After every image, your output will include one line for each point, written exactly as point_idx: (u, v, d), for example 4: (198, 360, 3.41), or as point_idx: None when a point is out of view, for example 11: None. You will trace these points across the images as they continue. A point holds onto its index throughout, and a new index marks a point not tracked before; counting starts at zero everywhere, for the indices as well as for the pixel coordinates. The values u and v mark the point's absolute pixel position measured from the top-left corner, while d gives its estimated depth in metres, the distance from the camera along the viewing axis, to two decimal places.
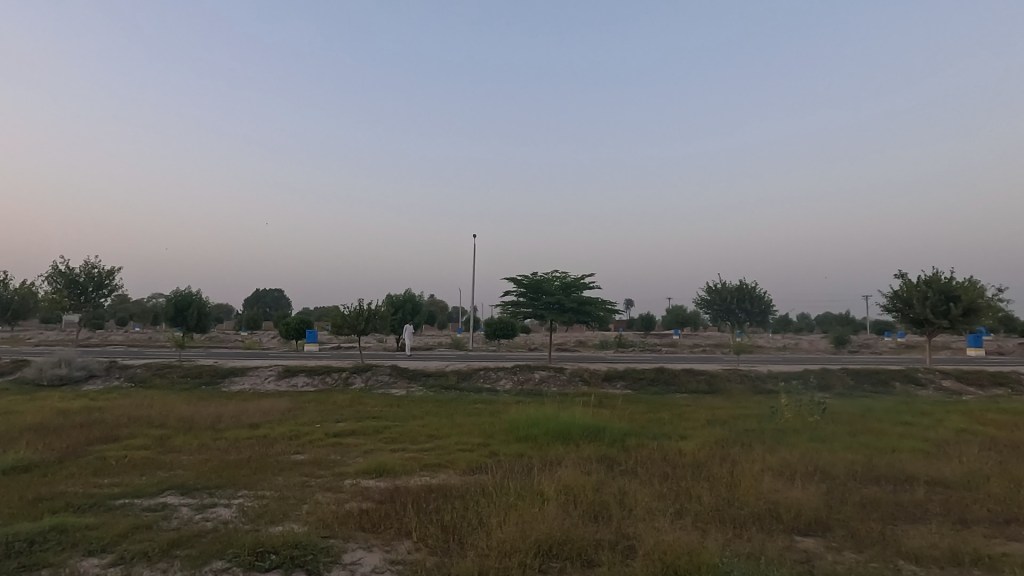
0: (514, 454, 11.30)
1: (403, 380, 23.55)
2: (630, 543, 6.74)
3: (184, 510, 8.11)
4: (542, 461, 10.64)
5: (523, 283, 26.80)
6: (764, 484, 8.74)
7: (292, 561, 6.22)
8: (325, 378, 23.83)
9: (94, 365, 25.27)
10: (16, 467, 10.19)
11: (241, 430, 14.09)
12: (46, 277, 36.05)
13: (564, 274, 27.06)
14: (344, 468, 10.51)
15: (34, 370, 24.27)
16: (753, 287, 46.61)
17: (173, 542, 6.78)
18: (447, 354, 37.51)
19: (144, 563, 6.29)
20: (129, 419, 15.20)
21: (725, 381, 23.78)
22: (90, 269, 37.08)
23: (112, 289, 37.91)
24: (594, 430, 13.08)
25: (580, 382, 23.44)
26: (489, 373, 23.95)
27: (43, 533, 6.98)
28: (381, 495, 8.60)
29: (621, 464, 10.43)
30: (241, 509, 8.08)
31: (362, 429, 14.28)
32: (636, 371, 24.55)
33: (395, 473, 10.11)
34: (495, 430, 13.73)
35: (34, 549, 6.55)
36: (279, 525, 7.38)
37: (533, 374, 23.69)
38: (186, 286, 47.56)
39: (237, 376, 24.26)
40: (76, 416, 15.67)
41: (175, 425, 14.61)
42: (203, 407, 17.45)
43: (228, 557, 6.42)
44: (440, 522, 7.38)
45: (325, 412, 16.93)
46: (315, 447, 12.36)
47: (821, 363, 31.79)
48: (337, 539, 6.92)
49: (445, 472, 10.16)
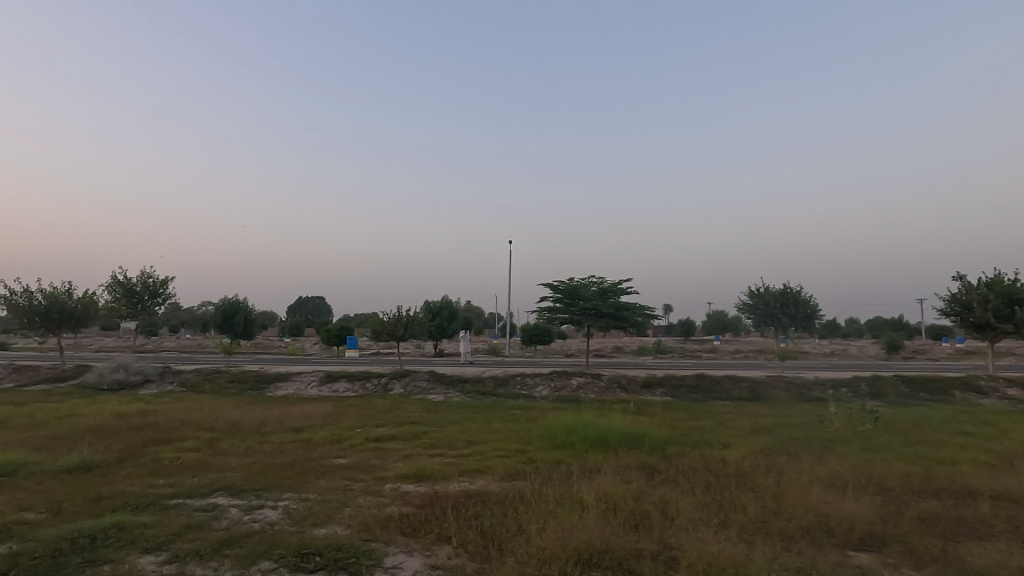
0: (552, 461, 11.23)
1: (441, 386, 23.75)
2: (672, 554, 6.58)
3: (232, 511, 8.39)
4: (580, 468, 10.52)
5: (560, 288, 26.66)
6: (814, 496, 8.40)
7: (336, 564, 6.36)
8: (365, 383, 24.25)
9: (149, 371, 26.53)
10: (79, 467, 10.78)
11: (285, 434, 14.50)
12: (105, 286, 37.95)
13: (601, 279, 26.81)
14: (384, 472, 10.68)
15: (96, 374, 25.66)
16: (798, 290, 44.88)
17: (223, 542, 7.03)
18: (487, 356, 43.79)
19: (196, 561, 6.54)
20: (181, 422, 15.87)
21: (770, 389, 22.98)
22: (145, 278, 38.98)
23: (166, 297, 39.79)
24: (632, 437, 12.89)
25: (618, 390, 23.10)
26: (526, 379, 23.90)
27: (103, 530, 7.33)
28: (420, 500, 8.68)
29: (661, 472, 10.23)
30: (287, 511, 8.30)
31: (402, 434, 14.46)
32: (675, 378, 24.05)
33: (435, 477, 10.21)
34: (533, 436, 13.70)
35: (96, 546, 6.90)
36: (323, 528, 7.56)
37: (570, 381, 23.49)
38: (232, 294, 49.27)
39: (281, 381, 25.01)
40: (132, 419, 16.40)
41: (224, 428, 15.16)
42: (249, 411, 18.02)
43: (274, 557, 6.59)
44: (480, 528, 7.39)
45: (365, 417, 17.25)
46: (356, 451, 12.63)
47: (848, 364, 34.93)
48: (379, 542, 7.02)
49: (484, 478, 10.20)
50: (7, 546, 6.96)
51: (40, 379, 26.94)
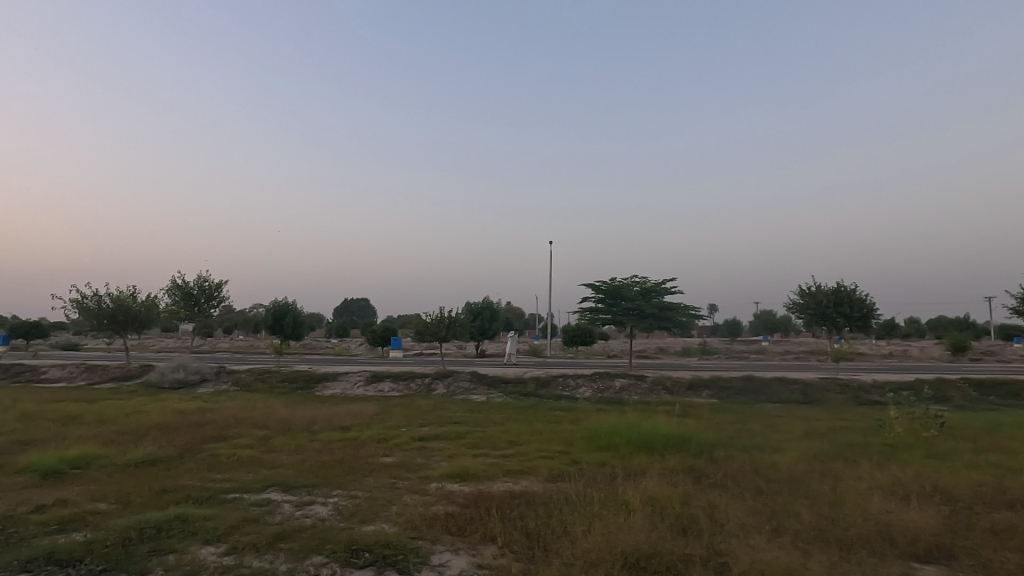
0: (596, 463, 11.13)
1: (483, 387, 23.90)
2: (723, 560, 6.40)
3: (285, 506, 8.70)
4: (625, 471, 10.38)
5: (602, 288, 26.39)
6: (874, 504, 8.02)
7: (384, 561, 6.49)
8: (409, 384, 24.66)
9: (206, 370, 27.80)
10: (144, 461, 11.41)
11: (333, 432, 14.92)
12: (166, 290, 40.01)
13: (644, 279, 26.40)
14: (429, 471, 10.83)
15: (158, 374, 27.09)
16: (854, 289, 42.94)
17: (277, 536, 7.27)
18: (530, 355, 44.25)
19: (252, 554, 6.80)
20: (237, 420, 16.56)
21: (824, 392, 22.05)
22: (202, 282, 40.87)
23: (221, 300, 41.62)
24: (678, 440, 12.64)
25: (662, 392, 22.67)
26: (568, 380, 23.78)
27: (168, 521, 7.72)
28: (465, 500, 8.76)
29: (709, 476, 9.97)
30: (337, 508, 8.53)
31: (446, 434, 14.63)
32: (722, 380, 23.41)
33: (479, 478, 10.27)
34: (576, 437, 13.62)
35: (161, 536, 7.27)
36: (371, 525, 7.73)
37: (613, 383, 23.23)
38: (282, 297, 51.04)
39: (329, 381, 25.73)
40: (191, 416, 17.21)
41: (276, 426, 15.74)
42: (299, 410, 18.61)
43: (326, 552, 6.79)
44: (525, 528, 7.39)
45: (410, 416, 17.54)
46: (402, 450, 12.86)
47: (910, 366, 33.14)
48: (425, 540, 7.12)
49: (528, 479, 10.19)
50: (83, 534, 7.43)
51: (109, 378, 28.64)
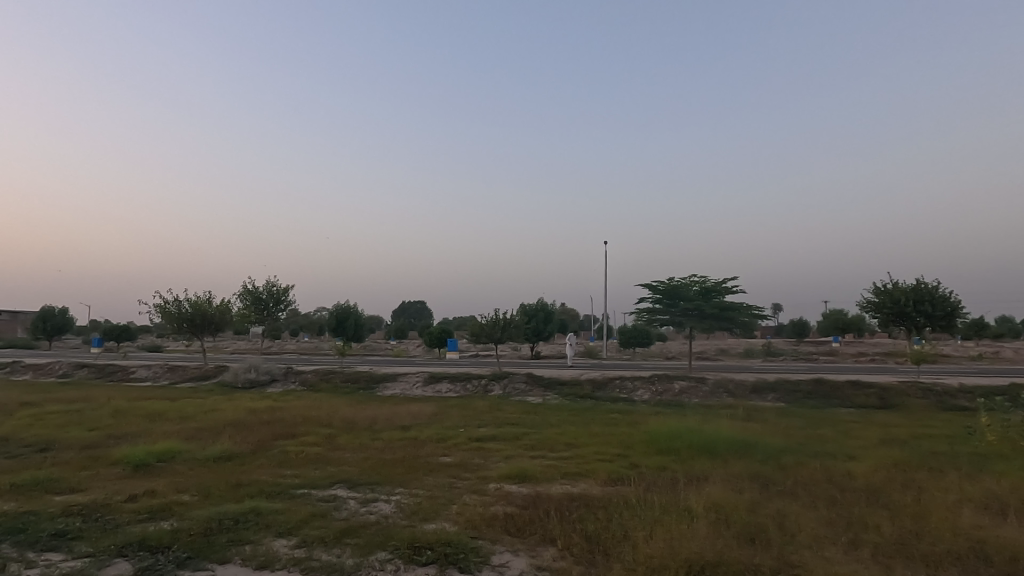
0: (656, 467, 10.87)
1: (539, 389, 23.87)
2: (794, 571, 6.11)
3: (351, 503, 9.01)
4: (687, 475, 10.10)
5: (659, 288, 25.81)
6: (964, 518, 7.43)
7: (445, 559, 6.60)
8: (466, 385, 24.98)
9: (275, 371, 29.26)
10: (222, 456, 12.13)
11: (394, 432, 15.33)
12: (238, 295, 42.48)
13: (703, 279, 25.63)
14: (487, 471, 10.93)
15: (232, 374, 28.74)
16: (935, 286, 40.00)
17: (343, 531, 7.55)
18: (591, 356, 44.95)
19: (321, 547, 7.09)
20: (304, 419, 17.31)
21: (904, 396, 20.60)
22: (270, 287, 43.14)
23: (288, 303, 43.79)
24: (743, 446, 12.16)
25: (725, 395, 21.87)
26: (625, 383, 23.39)
27: (244, 514, 8.18)
28: (523, 501, 8.78)
29: (777, 483, 9.53)
30: (399, 505, 8.76)
31: (503, 435, 14.72)
32: (789, 383, 22.32)
33: (537, 479, 10.27)
34: (634, 440, 13.37)
35: (238, 527, 7.71)
36: (432, 523, 7.88)
37: (672, 385, 22.63)
38: (343, 301, 53.04)
39: (389, 382, 26.43)
40: (262, 415, 18.15)
41: (340, 425, 16.35)
42: (361, 410, 19.23)
43: (390, 548, 6.98)
44: (584, 532, 7.32)
45: (467, 417, 17.77)
46: (460, 450, 13.05)
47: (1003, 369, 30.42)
48: (485, 540, 7.19)
49: (586, 482, 10.09)
50: (169, 522, 7.98)
51: (188, 378, 30.66)
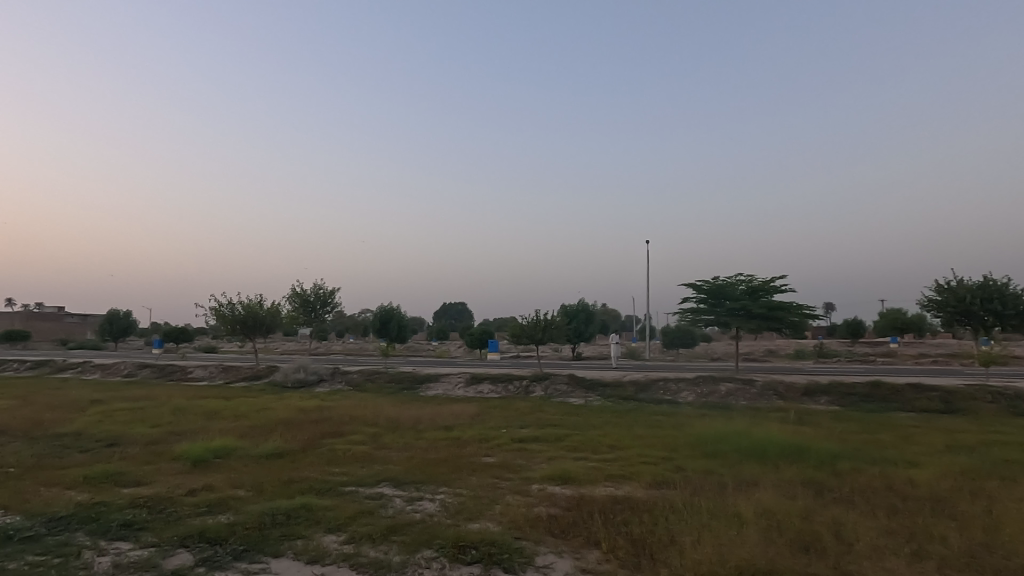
0: (703, 471, 10.61)
1: (581, 390, 23.68)
2: None
3: (397, 501, 9.19)
4: (735, 480, 9.81)
5: (703, 288, 25.20)
6: None
7: (490, 558, 6.64)
8: (507, 386, 25.05)
9: (322, 371, 30.10)
10: (274, 453, 12.58)
11: (437, 432, 15.52)
12: (287, 297, 43.96)
13: (750, 278, 24.90)
14: (530, 472, 10.93)
15: (282, 374, 29.76)
16: (1005, 283, 37.55)
17: (390, 528, 7.70)
18: (637, 356, 45.21)
19: (369, 544, 7.25)
20: (350, 418, 17.75)
21: (971, 400, 19.41)
22: (317, 289, 44.48)
23: (334, 305, 45.05)
24: (795, 450, 11.73)
25: (774, 397, 21.15)
26: (669, 384, 22.92)
27: (295, 510, 8.45)
28: (567, 502, 8.73)
29: (832, 490, 9.14)
30: (443, 504, 8.86)
31: (545, 436, 14.69)
32: (843, 385, 21.37)
33: (580, 481, 10.19)
34: (680, 443, 13.09)
35: (290, 522, 7.98)
36: (476, 523, 7.94)
37: (718, 387, 22.04)
38: (387, 303, 54.15)
39: (431, 382, 26.78)
40: (311, 414, 18.70)
41: (385, 424, 16.68)
42: (405, 410, 19.56)
43: (435, 547, 7.07)
44: (629, 535, 7.22)
45: (508, 418, 17.82)
46: (503, 451, 13.09)
47: None
48: (529, 541, 7.20)
49: (630, 484, 9.94)
50: (227, 516, 8.33)
51: (242, 377, 31.93)
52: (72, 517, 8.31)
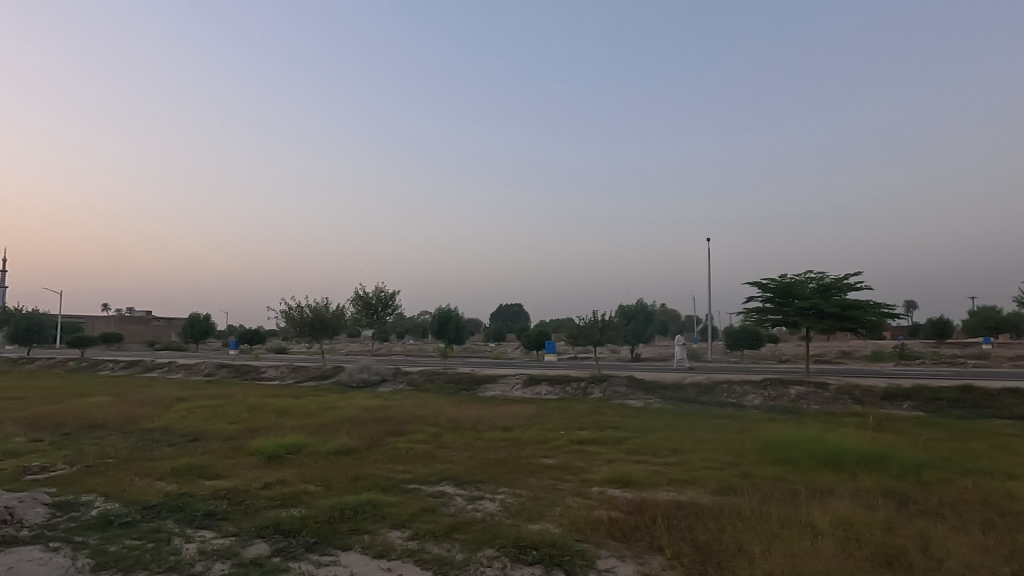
0: (772, 478, 10.15)
1: (640, 392, 23.23)
2: None
3: (458, 499, 9.34)
4: (808, 488, 9.33)
5: (770, 286, 24.11)
6: None
7: (551, 560, 6.63)
8: (565, 387, 24.94)
9: (385, 372, 31.04)
10: (341, 450, 13.09)
11: (496, 432, 15.65)
12: (351, 301, 45.66)
13: (821, 275, 23.63)
14: (589, 475, 10.83)
15: (347, 374, 30.92)
16: None
17: (452, 526, 7.84)
18: (704, 356, 44.90)
19: (432, 541, 7.41)
20: (412, 418, 18.20)
21: None
22: (379, 292, 45.95)
23: (394, 308, 46.40)
24: (875, 458, 11.02)
25: (850, 402, 19.94)
26: (734, 387, 22.09)
27: (362, 505, 8.78)
28: (628, 506, 8.59)
29: (918, 502, 8.51)
30: (504, 504, 8.93)
31: (604, 438, 14.51)
32: (928, 390, 19.87)
33: (642, 485, 10.00)
34: (747, 448, 12.59)
35: (357, 517, 8.28)
36: (537, 524, 7.95)
37: (787, 391, 21.02)
38: (445, 305, 55.19)
39: (489, 383, 27.04)
40: (374, 413, 19.33)
41: (445, 424, 17.00)
42: (465, 410, 19.85)
43: (496, 546, 7.13)
44: (694, 542, 7.02)
45: (567, 419, 17.73)
46: (562, 452, 13.04)
47: None
48: (590, 544, 7.13)
49: (694, 490, 9.65)
50: (299, 510, 8.75)
51: (310, 377, 33.43)
52: (163, 506, 8.99)
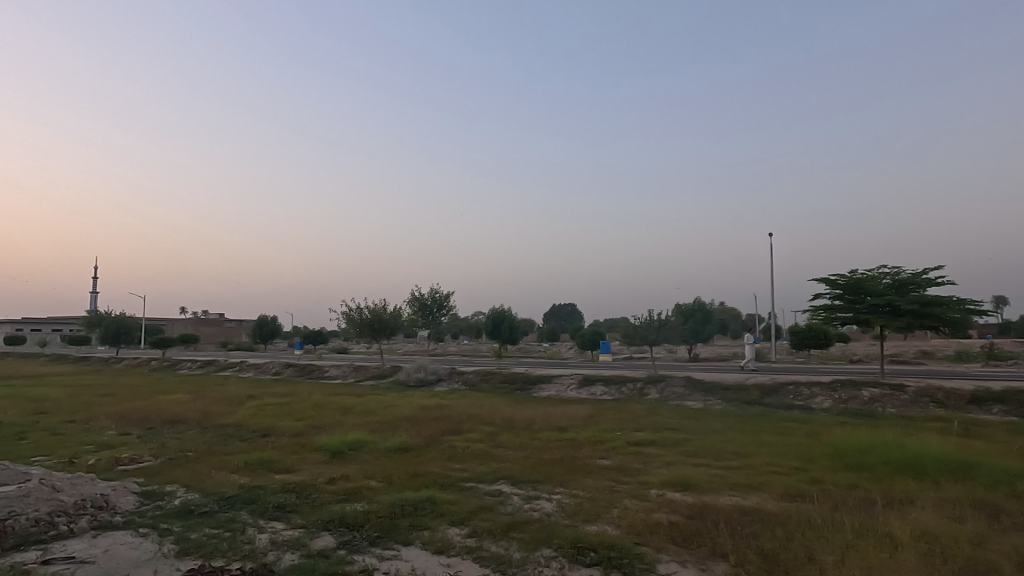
0: (845, 485, 9.61)
1: (700, 393, 22.58)
2: None
3: (515, 499, 9.38)
4: (885, 497, 8.77)
5: (839, 282, 22.85)
6: None
7: (610, 562, 6.55)
8: (621, 388, 24.57)
9: (441, 372, 31.63)
10: (400, 448, 13.43)
11: (551, 432, 15.61)
12: (408, 302, 46.82)
13: (896, 270, 22.20)
14: (647, 477, 10.62)
15: (405, 374, 31.71)
16: None
17: (510, 525, 7.88)
18: (768, 355, 43.43)
19: (490, 538, 7.48)
20: (467, 417, 18.43)
21: None
22: (434, 293, 46.90)
23: (449, 308, 47.22)
24: (961, 467, 10.22)
25: (931, 405, 18.60)
26: (801, 389, 21.08)
27: (421, 502, 8.97)
28: (689, 510, 8.36)
29: (1012, 515, 7.82)
30: (561, 505, 8.90)
31: (662, 440, 14.19)
32: (1022, 392, 18.26)
33: (703, 488, 9.71)
34: (816, 453, 11.98)
35: (417, 513, 8.48)
36: (595, 525, 7.88)
37: (860, 393, 19.85)
38: (498, 305, 55.63)
39: (544, 383, 27.02)
40: (431, 411, 19.71)
41: (500, 424, 17.11)
42: (520, 410, 19.93)
43: (554, 546, 7.12)
44: (760, 549, 6.75)
45: (624, 420, 17.45)
46: (619, 454, 12.85)
47: None
48: (650, 547, 6.99)
49: (759, 495, 9.28)
50: (362, 504, 9.05)
51: (370, 376, 34.50)
52: (237, 497, 9.52)
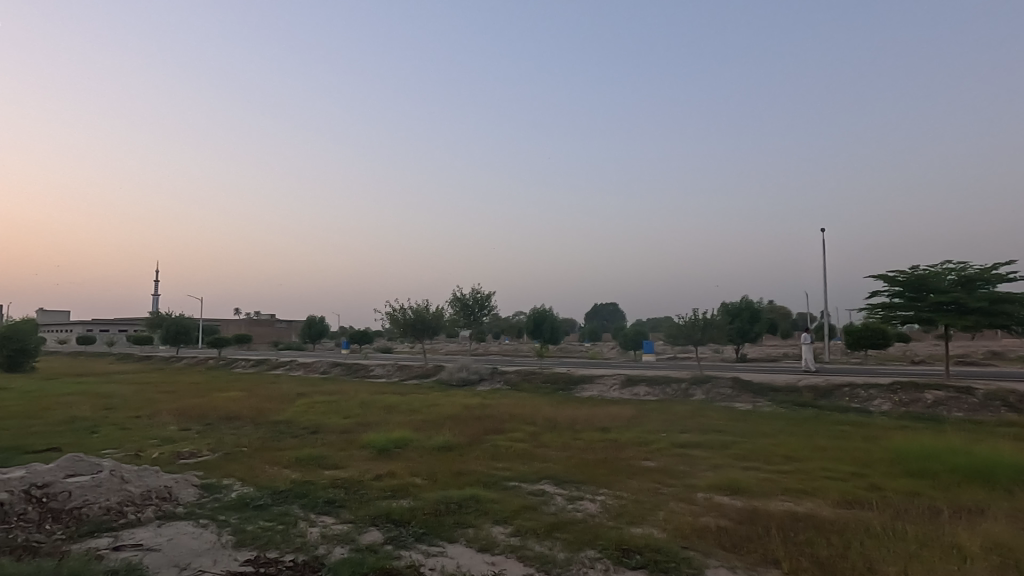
0: (907, 492, 9.13)
1: (748, 394, 21.92)
2: None
3: (558, 499, 9.36)
4: (951, 506, 8.28)
5: (899, 280, 21.71)
6: None
7: (655, 565, 6.45)
8: (665, 388, 24.13)
9: (483, 371, 31.85)
10: (444, 446, 13.60)
11: (594, 433, 15.47)
12: (450, 302, 47.40)
13: (962, 266, 20.91)
14: (694, 479, 10.39)
15: (448, 373, 32.10)
16: None
17: (553, 525, 7.87)
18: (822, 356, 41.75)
19: (534, 538, 7.49)
20: (509, 416, 18.49)
21: None
22: (475, 294, 47.30)
23: (491, 308, 47.52)
24: None
25: (1003, 410, 17.43)
26: (857, 391, 20.15)
27: (465, 500, 9.07)
28: (738, 515, 8.12)
29: None
30: (605, 506, 8.82)
31: (709, 442, 13.85)
32: None
33: (753, 493, 9.42)
34: (874, 458, 11.42)
35: (461, 511, 8.57)
36: (640, 527, 7.77)
37: (922, 396, 18.81)
38: (539, 305, 55.58)
39: (586, 383, 26.81)
40: (474, 410, 19.89)
41: (543, 424, 17.09)
42: (562, 410, 19.85)
43: (598, 547, 7.06)
44: (814, 556, 6.50)
45: (668, 421, 17.12)
46: (664, 455, 12.61)
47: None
48: (697, 551, 6.85)
49: (813, 501, 8.92)
50: (408, 501, 9.22)
51: (413, 376, 35.09)
52: (289, 492, 9.87)
